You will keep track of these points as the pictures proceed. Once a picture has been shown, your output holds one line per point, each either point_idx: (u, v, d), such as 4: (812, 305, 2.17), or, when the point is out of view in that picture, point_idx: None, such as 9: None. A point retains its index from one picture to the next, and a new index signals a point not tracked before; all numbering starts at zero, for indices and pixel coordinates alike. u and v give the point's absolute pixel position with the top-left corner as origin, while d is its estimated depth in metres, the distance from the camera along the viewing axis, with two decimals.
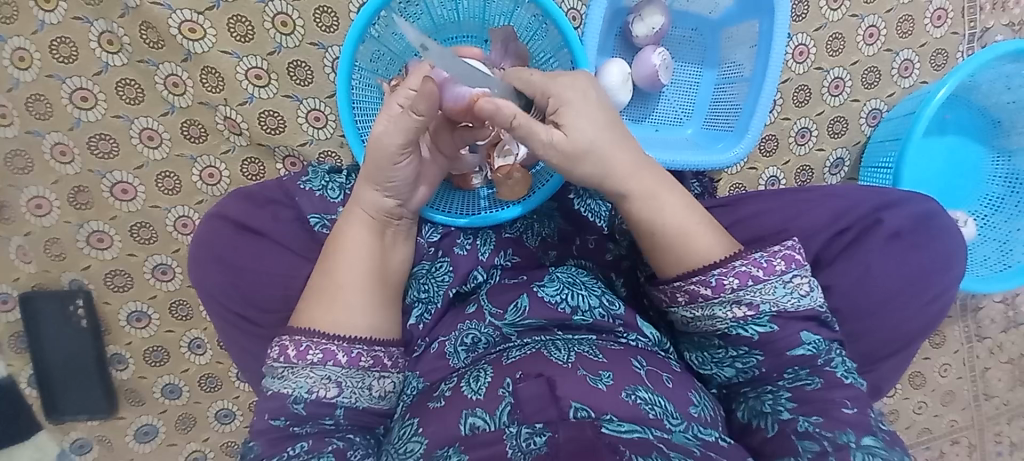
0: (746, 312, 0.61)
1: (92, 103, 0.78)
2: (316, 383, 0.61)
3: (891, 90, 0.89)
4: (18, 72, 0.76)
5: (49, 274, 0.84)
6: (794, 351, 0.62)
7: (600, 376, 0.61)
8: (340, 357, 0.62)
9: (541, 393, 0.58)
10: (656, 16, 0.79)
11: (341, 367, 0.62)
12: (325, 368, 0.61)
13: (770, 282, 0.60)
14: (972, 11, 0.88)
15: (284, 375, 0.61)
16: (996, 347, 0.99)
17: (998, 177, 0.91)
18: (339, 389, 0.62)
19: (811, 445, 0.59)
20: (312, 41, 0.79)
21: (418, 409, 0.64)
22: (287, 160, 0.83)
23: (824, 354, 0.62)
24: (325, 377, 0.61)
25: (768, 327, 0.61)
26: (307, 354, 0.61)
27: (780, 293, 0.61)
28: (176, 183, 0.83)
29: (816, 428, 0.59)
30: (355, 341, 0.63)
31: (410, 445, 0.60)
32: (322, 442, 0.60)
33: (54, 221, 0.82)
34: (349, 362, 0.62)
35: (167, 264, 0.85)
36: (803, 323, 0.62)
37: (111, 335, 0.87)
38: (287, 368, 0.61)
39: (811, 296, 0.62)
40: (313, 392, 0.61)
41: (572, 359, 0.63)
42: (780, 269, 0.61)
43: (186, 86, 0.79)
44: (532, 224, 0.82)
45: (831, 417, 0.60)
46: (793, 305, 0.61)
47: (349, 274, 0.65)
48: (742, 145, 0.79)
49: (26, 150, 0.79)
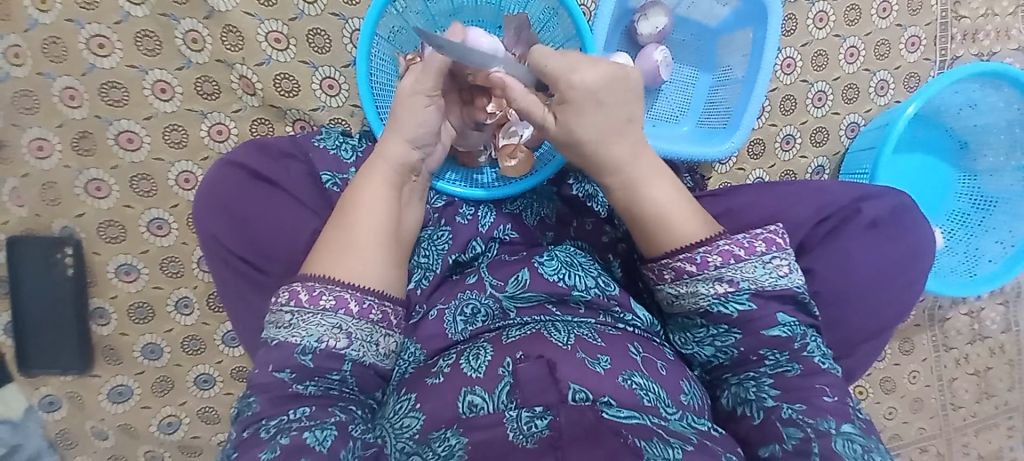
0: (726, 288, 0.65)
1: (109, 50, 0.79)
2: (326, 332, 0.62)
3: (868, 106, 0.96)
4: (38, 13, 0.77)
5: (40, 220, 0.82)
6: (770, 332, 0.66)
7: (598, 360, 0.64)
8: (351, 306, 0.63)
9: (540, 373, 0.61)
10: (660, 16, 0.85)
11: (351, 317, 0.63)
12: (335, 316, 0.62)
13: (750, 261, 0.65)
14: (944, 40, 0.96)
15: (293, 323, 0.62)
16: (962, 358, 1.03)
17: (964, 195, 1.00)
18: (348, 340, 0.63)
19: (795, 431, 0.62)
20: (333, 12, 0.82)
21: (413, 384, 0.66)
22: (297, 123, 0.85)
23: (799, 338, 0.66)
24: (336, 326, 0.62)
25: (747, 305, 0.66)
26: (319, 299, 0.62)
27: (760, 273, 0.66)
28: (183, 137, 0.83)
29: (799, 415, 0.63)
30: (367, 292, 0.64)
31: (406, 421, 0.62)
32: (324, 412, 0.60)
33: (54, 165, 0.81)
34: (360, 313, 0.63)
35: (163, 219, 0.85)
36: (779, 304, 0.66)
37: (97, 287, 0.85)
38: (297, 313, 0.62)
39: (788, 277, 0.67)
40: (323, 341, 0.62)
41: (571, 341, 0.66)
42: (760, 251, 0.66)
43: (205, 43, 0.81)
44: (530, 204, 0.85)
45: (813, 405, 0.63)
46: (770, 284, 0.66)
47: (368, 228, 0.67)
48: (734, 141, 0.84)
49: (34, 91, 0.79)
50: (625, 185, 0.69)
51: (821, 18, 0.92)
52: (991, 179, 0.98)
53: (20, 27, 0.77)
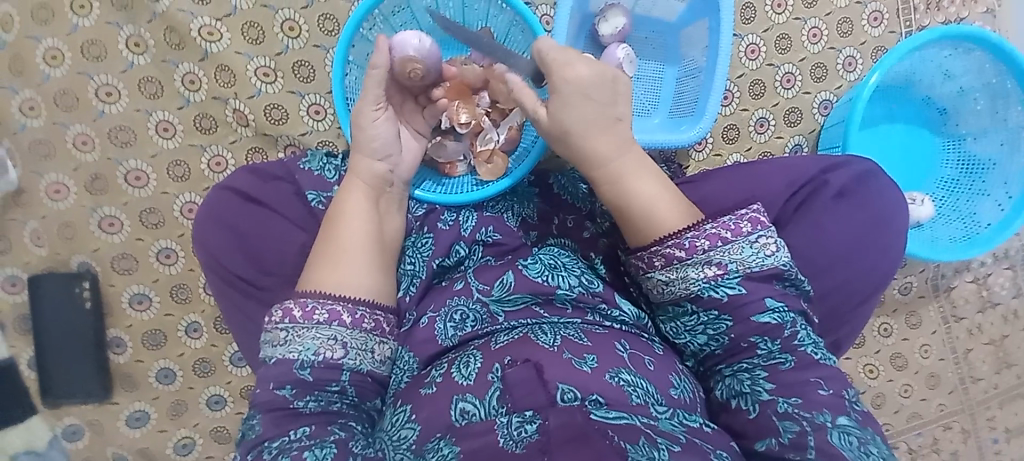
0: (716, 272, 0.62)
1: (116, 97, 0.87)
2: (322, 345, 0.64)
3: (838, 83, 0.98)
4: (49, 69, 0.85)
5: (59, 257, 0.89)
6: (760, 318, 0.62)
7: (585, 359, 0.61)
8: (344, 317, 0.66)
9: (530, 377, 0.59)
10: (619, 16, 0.89)
11: (345, 328, 0.66)
12: (330, 328, 0.65)
13: (738, 242, 0.62)
14: (907, 12, 0.98)
15: (289, 339, 0.64)
16: (974, 328, 1.01)
17: (951, 161, 0.99)
18: (345, 350, 0.65)
19: (791, 426, 0.58)
20: (316, 44, 0.89)
21: (408, 395, 0.65)
22: (288, 148, 0.91)
23: (789, 325, 0.63)
24: (331, 338, 0.65)
25: (737, 290, 0.62)
26: (313, 314, 0.65)
27: (747, 254, 0.62)
28: (186, 171, 0.90)
29: (794, 408, 0.59)
30: (359, 303, 0.68)
31: (404, 432, 0.60)
32: (323, 430, 0.61)
33: (70, 206, 0.88)
34: (353, 323, 0.66)
35: (171, 248, 0.91)
36: (768, 287, 0.63)
37: (113, 317, 0.91)
38: (291, 329, 0.64)
39: (776, 256, 0.63)
40: (320, 354, 0.64)
41: (558, 343, 0.64)
42: (746, 231, 0.63)
43: (201, 83, 0.88)
44: (512, 205, 0.86)
45: (808, 398, 0.60)
46: (758, 265, 0.63)
47: (352, 242, 0.71)
48: (702, 126, 0.87)
49: (51, 139, 0.87)
50: (607, 179, 0.68)
51: (779, 4, 0.95)
52: (976, 143, 0.98)
53: (34, 81, 0.85)
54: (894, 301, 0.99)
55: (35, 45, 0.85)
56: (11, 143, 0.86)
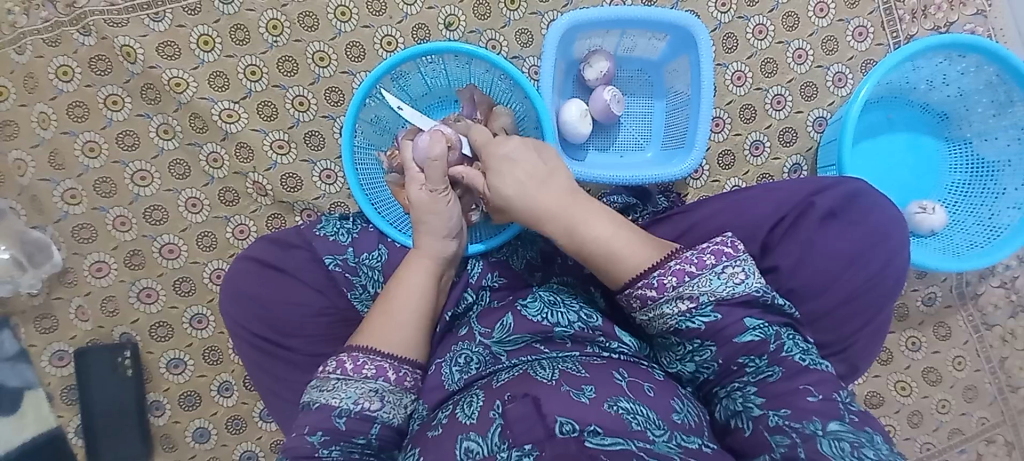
0: (688, 305, 0.63)
1: (149, 181, 0.96)
2: (362, 395, 0.68)
3: (830, 99, 0.98)
4: (89, 160, 0.96)
5: (102, 329, 0.97)
6: (741, 338, 0.63)
7: (583, 390, 0.62)
8: (389, 374, 0.70)
9: (529, 411, 0.59)
10: (602, 61, 0.93)
11: (388, 383, 0.70)
12: (374, 381, 0.69)
13: (703, 275, 0.63)
14: (893, 23, 0.99)
15: (335, 387, 0.69)
16: (1008, 334, 0.96)
17: (960, 165, 0.98)
18: (381, 403, 0.69)
19: (782, 440, 0.59)
20: (324, 115, 0.97)
21: (419, 439, 0.66)
22: (304, 212, 0.98)
23: (774, 339, 0.63)
24: (372, 390, 0.69)
25: (713, 317, 0.63)
26: (362, 367, 0.70)
27: (716, 284, 0.63)
28: (213, 241, 0.97)
29: (784, 420, 0.60)
30: (403, 361, 0.72)
31: None
32: None
33: (111, 281, 0.97)
34: (396, 380, 0.71)
35: (202, 314, 0.98)
36: (745, 309, 0.64)
37: (152, 382, 0.98)
38: (342, 379, 0.69)
39: (746, 282, 0.64)
40: (359, 404, 0.68)
41: (556, 376, 0.65)
42: (711, 263, 0.64)
43: (224, 161, 0.96)
44: (517, 249, 0.90)
45: (797, 407, 0.60)
46: (729, 293, 0.63)
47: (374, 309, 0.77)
48: (693, 159, 0.90)
49: (91, 223, 0.96)
50: (589, 215, 0.70)
51: (760, 31, 0.97)
52: (982, 145, 0.96)
53: (74, 172, 0.96)
54: (920, 312, 0.96)
55: (76, 140, 0.95)
56: (56, 229, 0.96)
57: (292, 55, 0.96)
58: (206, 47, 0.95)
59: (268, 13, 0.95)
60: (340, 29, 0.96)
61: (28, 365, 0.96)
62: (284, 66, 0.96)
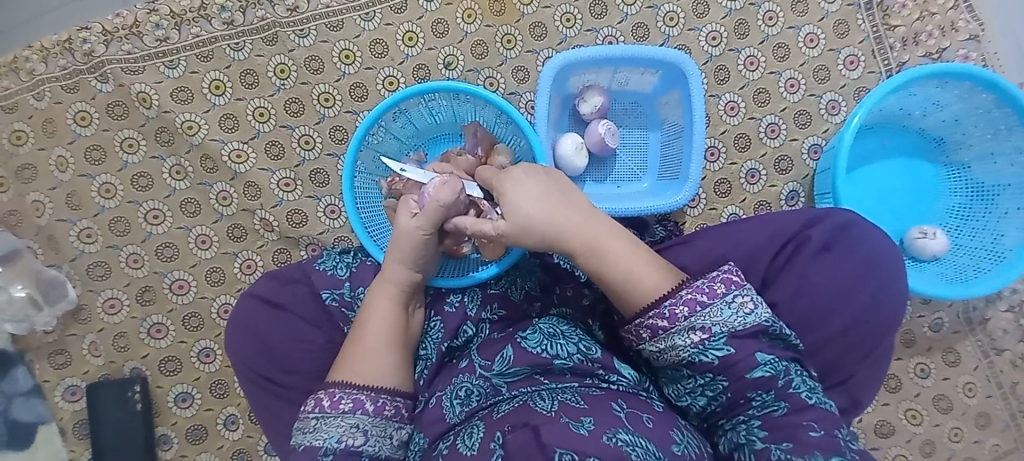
0: (701, 337, 0.63)
1: (161, 219, 1.00)
2: (344, 432, 0.69)
3: (824, 126, 1.00)
4: (104, 200, 1.00)
5: (114, 364, 1.00)
6: (753, 373, 0.63)
7: (582, 422, 0.60)
8: (367, 406, 0.71)
9: (529, 440, 0.59)
10: (596, 96, 0.96)
11: (368, 416, 0.71)
12: (354, 416, 0.70)
13: (715, 304, 0.63)
14: (883, 51, 1.00)
15: (317, 427, 0.70)
16: (1019, 359, 0.95)
17: (960, 188, 0.98)
18: (365, 438, 0.70)
19: None
20: (329, 153, 1.00)
21: None
22: (309, 246, 1.01)
23: (783, 375, 0.63)
24: (353, 425, 0.70)
25: (725, 351, 0.63)
26: (340, 403, 0.71)
27: (728, 314, 0.64)
28: (221, 276, 1.00)
29: (787, 455, 0.59)
30: (381, 391, 0.73)
31: None
32: None
33: (123, 317, 1.00)
34: (376, 411, 0.72)
35: (210, 347, 1.00)
36: (756, 343, 0.64)
37: (161, 416, 1.00)
38: (320, 418, 0.70)
39: (756, 312, 0.64)
40: (343, 441, 0.69)
41: (556, 407, 0.63)
42: (722, 292, 0.64)
43: (232, 198, 1.00)
44: (516, 280, 0.90)
45: (800, 441, 0.60)
46: (740, 324, 0.64)
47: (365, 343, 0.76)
48: (686, 190, 0.92)
49: (106, 261, 1.00)
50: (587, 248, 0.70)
51: (751, 62, 0.99)
52: (981, 169, 0.96)
53: (90, 212, 1.00)
54: (927, 338, 0.95)
55: (93, 182, 1.00)
56: (71, 268, 1.00)
57: (298, 96, 1.00)
58: (217, 91, 0.99)
59: (276, 59, 0.99)
60: (344, 71, 1.00)
61: (42, 400, 0.99)
62: (291, 107, 1.00)
